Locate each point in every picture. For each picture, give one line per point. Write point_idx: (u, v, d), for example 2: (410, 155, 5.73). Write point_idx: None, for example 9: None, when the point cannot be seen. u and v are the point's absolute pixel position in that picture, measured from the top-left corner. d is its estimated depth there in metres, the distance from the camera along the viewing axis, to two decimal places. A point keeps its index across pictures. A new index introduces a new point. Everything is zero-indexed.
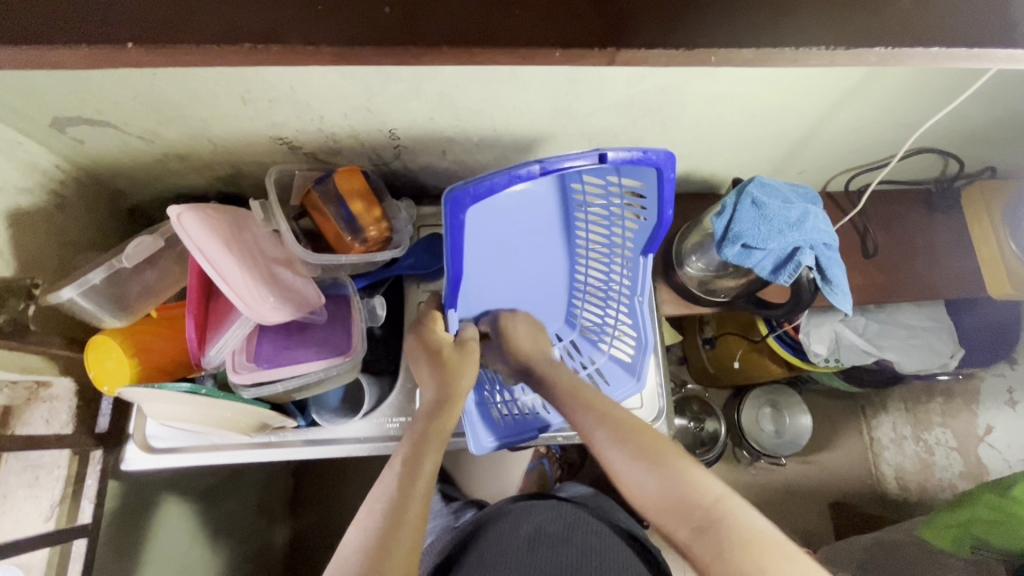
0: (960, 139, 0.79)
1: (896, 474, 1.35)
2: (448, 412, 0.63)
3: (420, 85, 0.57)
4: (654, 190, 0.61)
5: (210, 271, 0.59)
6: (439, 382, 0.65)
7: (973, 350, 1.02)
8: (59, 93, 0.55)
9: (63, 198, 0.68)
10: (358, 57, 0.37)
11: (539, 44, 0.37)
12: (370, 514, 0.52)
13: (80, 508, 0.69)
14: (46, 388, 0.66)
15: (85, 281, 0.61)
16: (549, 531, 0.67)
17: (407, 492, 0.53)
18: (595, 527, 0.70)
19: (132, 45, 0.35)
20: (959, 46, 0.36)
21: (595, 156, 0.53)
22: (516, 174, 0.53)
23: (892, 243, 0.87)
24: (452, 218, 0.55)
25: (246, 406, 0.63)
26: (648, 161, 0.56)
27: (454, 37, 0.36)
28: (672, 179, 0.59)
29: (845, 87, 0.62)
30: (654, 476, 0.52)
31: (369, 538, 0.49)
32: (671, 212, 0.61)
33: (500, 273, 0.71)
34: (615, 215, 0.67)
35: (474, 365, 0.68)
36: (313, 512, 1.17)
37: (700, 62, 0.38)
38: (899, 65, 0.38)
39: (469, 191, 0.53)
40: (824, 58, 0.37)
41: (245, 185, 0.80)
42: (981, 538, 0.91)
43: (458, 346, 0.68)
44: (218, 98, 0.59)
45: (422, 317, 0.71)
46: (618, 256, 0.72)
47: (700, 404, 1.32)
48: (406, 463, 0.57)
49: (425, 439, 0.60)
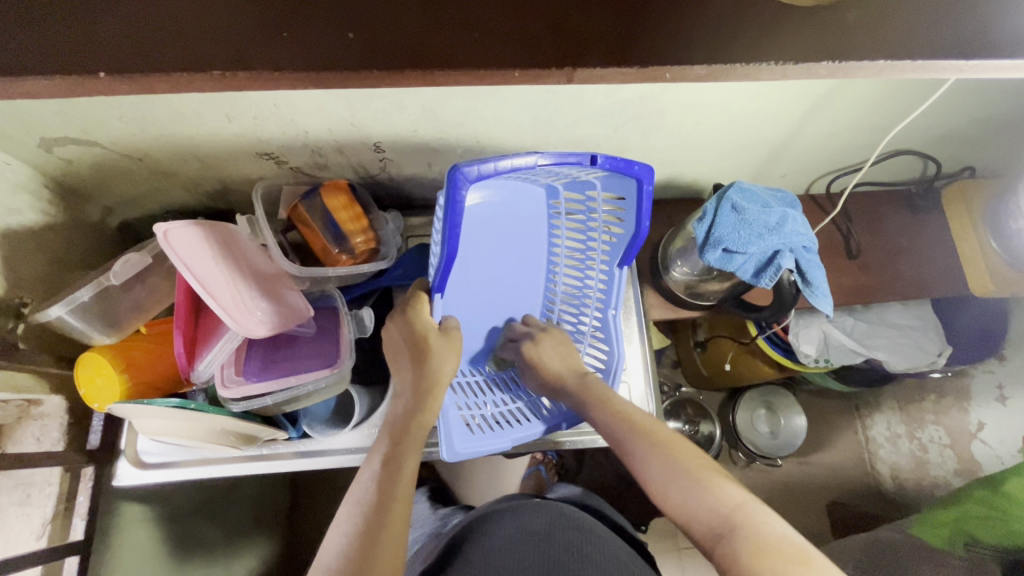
0: (936, 142, 0.80)
1: (892, 472, 1.36)
2: (428, 405, 0.61)
3: (402, 100, 0.59)
4: (633, 201, 0.65)
5: (198, 286, 0.59)
6: (417, 377, 0.62)
7: (961, 348, 1.03)
8: (46, 114, 0.56)
9: (53, 217, 0.69)
10: (322, 80, 0.37)
11: (499, 65, 0.37)
12: (349, 518, 0.52)
13: (71, 525, 0.70)
14: (37, 406, 0.67)
15: (73, 298, 0.61)
16: (531, 531, 0.67)
17: (390, 492, 0.53)
18: (578, 522, 0.70)
19: (103, 74, 0.36)
20: (907, 58, 0.37)
21: (586, 157, 0.59)
22: (517, 161, 0.57)
23: (875, 244, 0.89)
24: (452, 196, 0.55)
25: (234, 419, 0.63)
26: (630, 173, 0.62)
27: (420, 60, 0.37)
28: (650, 193, 0.64)
29: (818, 93, 0.64)
30: (681, 483, 0.52)
31: (348, 543, 0.50)
32: (646, 224, 0.66)
33: (475, 279, 0.72)
34: (592, 225, 0.71)
35: (456, 354, 0.65)
36: (310, 522, 1.18)
37: (658, 79, 0.38)
38: (851, 77, 0.39)
39: (472, 170, 0.55)
40: (776, 72, 0.38)
41: (234, 201, 0.81)
42: (975, 536, 0.91)
43: (442, 334, 0.65)
44: (204, 116, 0.60)
45: (408, 299, 0.67)
46: (593, 263, 0.74)
47: (694, 407, 1.33)
48: (389, 460, 0.57)
49: (406, 431, 0.60)
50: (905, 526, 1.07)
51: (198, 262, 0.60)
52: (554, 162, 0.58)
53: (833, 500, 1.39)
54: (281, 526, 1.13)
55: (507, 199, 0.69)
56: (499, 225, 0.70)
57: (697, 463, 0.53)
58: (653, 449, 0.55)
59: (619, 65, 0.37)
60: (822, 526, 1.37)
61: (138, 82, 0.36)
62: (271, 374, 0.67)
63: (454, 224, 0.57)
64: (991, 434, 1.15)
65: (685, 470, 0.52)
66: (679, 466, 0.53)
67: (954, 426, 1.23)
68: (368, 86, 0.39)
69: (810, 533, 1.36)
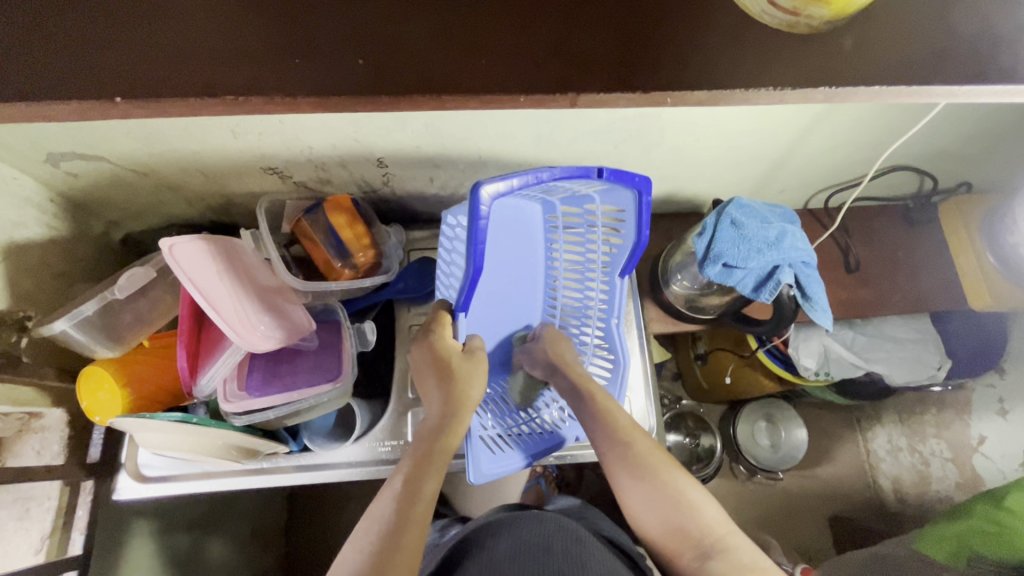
0: (932, 158, 0.81)
1: (893, 486, 1.35)
2: (454, 428, 0.61)
3: (406, 117, 0.60)
4: (634, 214, 0.65)
5: (203, 302, 0.60)
6: (446, 396, 0.62)
7: (960, 361, 1.03)
8: (54, 130, 0.57)
9: (58, 231, 0.69)
10: (332, 103, 0.38)
11: (501, 90, 0.38)
12: (367, 535, 0.52)
13: (70, 539, 0.68)
14: (37, 419, 0.66)
15: (77, 313, 0.61)
16: (530, 545, 0.66)
17: (406, 514, 0.53)
18: (577, 533, 0.69)
19: (118, 99, 0.37)
20: (900, 84, 0.38)
21: (592, 171, 0.60)
22: (534, 176, 0.58)
23: (873, 257, 0.89)
24: (472, 214, 0.55)
25: (235, 434, 0.64)
26: (629, 183, 0.62)
27: (424, 85, 0.38)
28: (649, 204, 0.64)
29: (814, 111, 0.65)
30: (663, 504, 0.57)
31: (364, 559, 0.50)
32: (646, 234, 0.66)
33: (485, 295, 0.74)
34: (592, 239, 0.72)
35: (482, 376, 0.65)
36: (310, 536, 1.17)
37: (658, 104, 0.39)
38: (846, 101, 0.39)
39: (492, 185, 0.55)
40: (773, 96, 0.39)
41: (237, 214, 0.82)
42: (978, 551, 0.91)
43: (466, 354, 0.65)
44: (209, 132, 0.61)
45: (430, 322, 0.68)
46: (594, 277, 0.75)
47: (695, 419, 1.33)
48: (407, 482, 0.56)
49: (429, 457, 0.58)
50: (907, 542, 1.06)
51: (204, 278, 0.60)
52: (565, 176, 0.59)
53: (835, 513, 1.38)
54: (279, 540, 1.12)
55: (507, 213, 0.70)
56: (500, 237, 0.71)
57: (677, 484, 0.58)
58: (639, 473, 0.59)
59: (620, 89, 0.38)
60: (824, 540, 1.36)
61: (150, 106, 0.37)
62: (273, 389, 0.67)
63: (477, 241, 0.57)
64: (993, 448, 1.14)
65: (669, 493, 0.57)
66: (666, 488, 0.58)
67: (956, 439, 1.23)
68: (375, 110, 0.39)
69: (812, 547, 1.35)
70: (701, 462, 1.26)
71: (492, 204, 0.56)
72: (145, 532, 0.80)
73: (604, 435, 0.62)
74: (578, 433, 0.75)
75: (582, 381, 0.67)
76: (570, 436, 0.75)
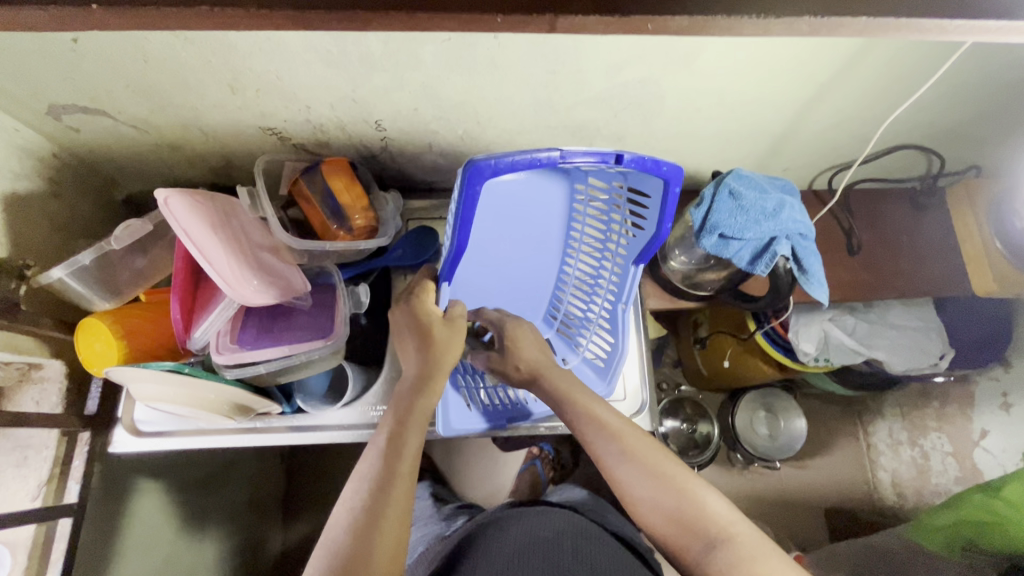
0: (942, 138, 0.79)
1: (892, 480, 1.33)
2: (433, 388, 0.61)
3: (402, 75, 0.59)
4: (659, 202, 0.62)
5: (197, 254, 0.60)
6: (421, 360, 0.62)
7: (965, 351, 1.01)
8: (52, 78, 0.57)
9: (59, 185, 0.70)
10: (309, 21, 0.38)
11: (481, 10, 0.39)
12: (355, 494, 0.52)
13: (67, 488, 0.69)
14: (37, 370, 0.68)
15: (74, 262, 0.63)
16: (539, 538, 0.62)
17: (392, 471, 0.53)
18: (586, 531, 0.65)
19: (97, 6, 0.37)
20: (891, 15, 0.37)
21: (612, 156, 0.55)
22: (537, 159, 0.53)
23: (877, 241, 0.88)
24: (467, 190, 0.53)
25: (227, 386, 0.64)
26: (658, 173, 0.57)
27: (404, 5, 0.38)
28: (678, 195, 0.59)
29: (820, 80, 0.63)
30: (666, 494, 0.54)
31: (354, 517, 0.50)
32: (668, 227, 0.62)
33: (496, 269, 0.73)
34: (614, 220, 0.68)
35: (461, 340, 0.64)
36: (306, 504, 1.19)
37: (641, 29, 0.39)
38: (834, 35, 0.39)
39: (488, 165, 0.52)
40: (758, 26, 0.38)
41: (238, 177, 0.82)
42: (972, 540, 0.88)
43: (447, 323, 0.64)
44: (207, 87, 0.61)
45: (414, 286, 0.66)
46: (611, 256, 0.73)
47: (693, 406, 1.31)
48: (391, 440, 0.56)
49: (408, 413, 0.59)
50: (903, 532, 1.05)
51: (196, 229, 0.60)
52: (578, 161, 0.55)
53: (833, 505, 1.37)
54: (273, 506, 1.14)
55: (529, 184, 0.63)
56: (515, 210, 0.66)
57: (686, 482, 0.54)
58: (636, 463, 0.55)
59: (598, 14, 0.38)
60: (819, 530, 1.35)
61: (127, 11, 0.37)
62: (267, 343, 0.67)
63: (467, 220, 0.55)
64: (994, 443, 1.12)
65: (674, 486, 0.54)
66: (671, 479, 0.54)
67: (957, 434, 1.20)
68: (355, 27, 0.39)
69: (807, 538, 1.35)
70: (698, 448, 1.25)
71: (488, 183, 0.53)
72: (143, 488, 0.82)
73: (604, 433, 0.58)
74: (544, 409, 0.76)
75: (561, 387, 0.62)
76: (537, 412, 0.75)
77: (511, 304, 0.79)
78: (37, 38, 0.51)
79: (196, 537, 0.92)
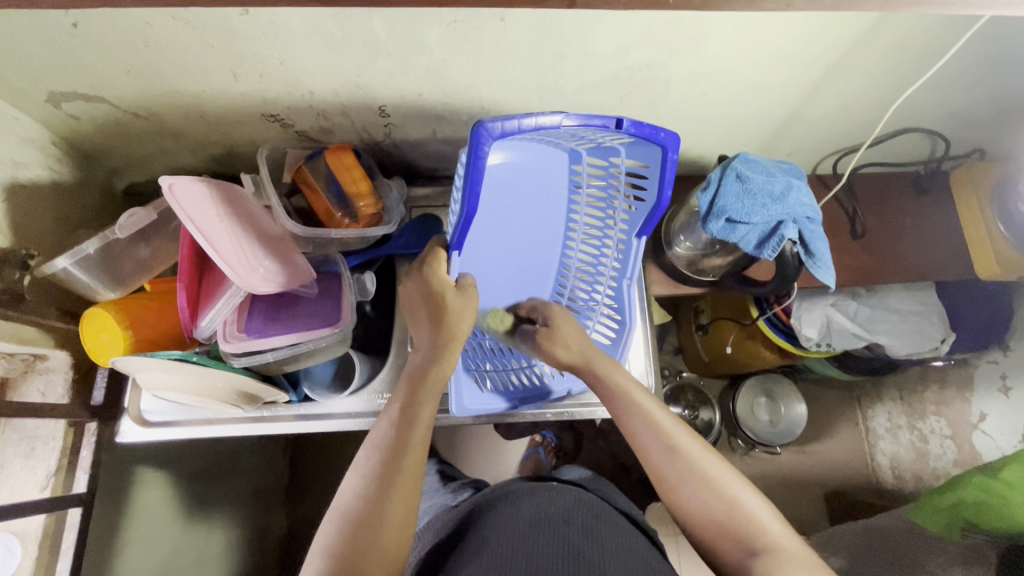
0: (947, 121, 0.79)
1: (891, 464, 1.34)
2: (446, 356, 0.60)
3: (408, 60, 0.59)
4: (657, 171, 0.64)
5: (202, 241, 0.59)
6: (434, 334, 0.61)
7: (966, 335, 1.02)
8: (53, 65, 0.56)
9: (60, 174, 0.69)
10: None
11: None
12: (369, 459, 0.52)
13: (75, 478, 0.69)
14: (43, 361, 0.68)
15: (78, 251, 0.62)
16: (550, 515, 0.61)
17: (405, 439, 0.53)
18: (596, 508, 0.65)
19: None
20: None
21: (611, 121, 0.58)
22: (541, 124, 0.56)
23: (882, 225, 0.88)
24: (474, 151, 0.54)
25: (235, 375, 0.64)
26: (656, 139, 0.60)
27: None
28: (675, 162, 0.62)
29: (828, 62, 0.63)
30: (710, 497, 0.55)
31: (367, 482, 0.50)
32: (668, 195, 0.65)
33: (498, 247, 0.74)
34: (613, 199, 0.71)
35: (474, 311, 0.63)
36: (310, 494, 1.20)
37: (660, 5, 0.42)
38: (853, 8, 0.40)
39: (495, 126, 0.53)
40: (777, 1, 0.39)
41: (238, 165, 0.82)
42: (971, 522, 0.89)
43: (459, 292, 0.63)
44: (210, 73, 0.60)
45: (425, 256, 0.64)
46: (611, 235, 0.74)
47: (695, 392, 1.32)
48: (405, 410, 0.56)
49: (421, 383, 0.58)
50: (903, 513, 1.06)
51: (201, 217, 0.60)
52: (579, 125, 0.57)
53: (833, 489, 1.38)
54: (277, 496, 1.15)
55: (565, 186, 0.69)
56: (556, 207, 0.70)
57: (733, 489, 0.55)
58: (691, 473, 0.56)
59: None
60: (818, 514, 1.37)
61: None
62: (273, 331, 0.67)
63: (474, 179, 0.56)
64: (993, 425, 1.14)
65: (722, 494, 0.54)
66: (715, 485, 0.55)
67: (956, 417, 1.22)
68: None
69: (807, 522, 1.36)
70: (700, 434, 1.27)
71: (495, 143, 0.54)
72: (150, 479, 0.82)
73: (648, 426, 0.59)
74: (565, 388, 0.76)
75: (607, 373, 0.64)
76: (558, 389, 0.76)
77: (516, 290, 0.78)
78: (38, 21, 0.50)
79: (204, 526, 0.92)
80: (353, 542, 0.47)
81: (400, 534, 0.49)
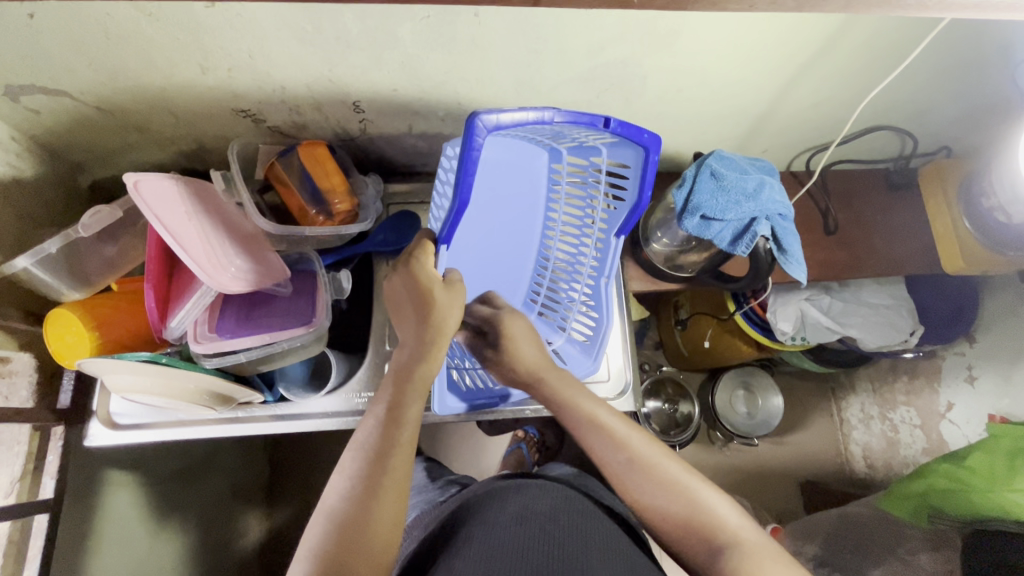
0: (916, 118, 0.81)
1: (864, 453, 1.38)
2: (433, 355, 0.59)
3: (380, 54, 0.58)
4: (639, 171, 0.65)
5: (170, 239, 0.57)
6: (419, 330, 0.59)
7: (934, 327, 1.05)
8: (10, 58, 0.54)
9: (21, 170, 0.67)
10: None
11: None
12: (355, 462, 0.52)
13: (42, 483, 0.67)
14: (4, 363, 0.64)
15: (40, 250, 0.60)
16: (537, 511, 0.61)
17: (392, 441, 0.53)
18: (580, 505, 0.65)
19: None
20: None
21: (599, 120, 0.59)
22: (531, 119, 0.56)
23: (852, 219, 0.90)
24: (468, 145, 0.53)
25: (208, 376, 0.63)
26: (639, 140, 0.61)
27: None
28: (656, 162, 0.63)
29: (801, 60, 0.64)
30: (669, 497, 0.55)
31: (354, 485, 0.50)
32: (649, 195, 0.65)
33: (478, 244, 0.74)
34: (593, 198, 0.72)
35: (461, 306, 0.61)
36: (289, 492, 1.18)
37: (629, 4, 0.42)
38: (816, 10, 0.40)
39: (490, 119, 0.53)
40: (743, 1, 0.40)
41: (210, 161, 0.80)
42: (938, 508, 0.88)
43: (446, 286, 0.61)
44: (175, 66, 0.58)
45: (411, 250, 0.62)
46: (590, 233, 0.75)
47: (674, 386, 1.34)
48: (390, 408, 0.56)
49: (408, 381, 0.57)
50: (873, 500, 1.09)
51: (170, 217, 0.58)
52: (570, 120, 0.58)
53: (808, 478, 1.41)
54: (255, 495, 1.13)
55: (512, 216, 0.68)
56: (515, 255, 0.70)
57: (694, 489, 0.55)
58: (647, 477, 0.56)
59: None
60: (794, 503, 1.40)
61: None
62: (246, 332, 0.67)
63: (467, 173, 0.55)
64: (959, 414, 1.16)
65: (685, 496, 0.54)
66: (672, 483, 0.55)
67: (925, 407, 1.24)
68: None
69: (783, 510, 1.39)
70: (679, 427, 1.28)
71: (488, 137, 0.54)
72: (122, 482, 0.80)
73: (608, 439, 0.58)
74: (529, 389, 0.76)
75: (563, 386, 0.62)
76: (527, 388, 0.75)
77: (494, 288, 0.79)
78: None
79: (179, 527, 0.90)
80: (341, 544, 0.47)
81: (389, 534, 0.49)
